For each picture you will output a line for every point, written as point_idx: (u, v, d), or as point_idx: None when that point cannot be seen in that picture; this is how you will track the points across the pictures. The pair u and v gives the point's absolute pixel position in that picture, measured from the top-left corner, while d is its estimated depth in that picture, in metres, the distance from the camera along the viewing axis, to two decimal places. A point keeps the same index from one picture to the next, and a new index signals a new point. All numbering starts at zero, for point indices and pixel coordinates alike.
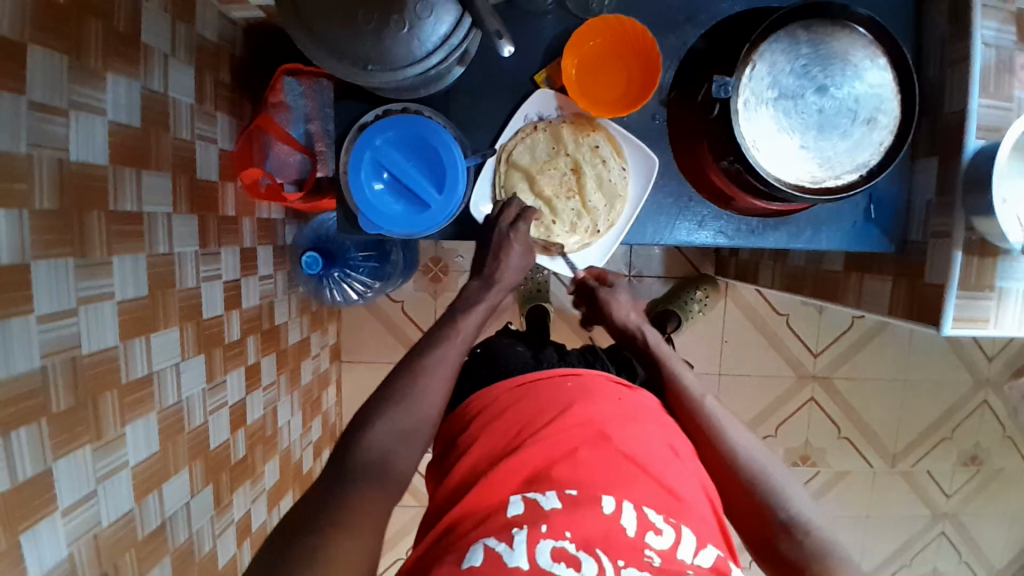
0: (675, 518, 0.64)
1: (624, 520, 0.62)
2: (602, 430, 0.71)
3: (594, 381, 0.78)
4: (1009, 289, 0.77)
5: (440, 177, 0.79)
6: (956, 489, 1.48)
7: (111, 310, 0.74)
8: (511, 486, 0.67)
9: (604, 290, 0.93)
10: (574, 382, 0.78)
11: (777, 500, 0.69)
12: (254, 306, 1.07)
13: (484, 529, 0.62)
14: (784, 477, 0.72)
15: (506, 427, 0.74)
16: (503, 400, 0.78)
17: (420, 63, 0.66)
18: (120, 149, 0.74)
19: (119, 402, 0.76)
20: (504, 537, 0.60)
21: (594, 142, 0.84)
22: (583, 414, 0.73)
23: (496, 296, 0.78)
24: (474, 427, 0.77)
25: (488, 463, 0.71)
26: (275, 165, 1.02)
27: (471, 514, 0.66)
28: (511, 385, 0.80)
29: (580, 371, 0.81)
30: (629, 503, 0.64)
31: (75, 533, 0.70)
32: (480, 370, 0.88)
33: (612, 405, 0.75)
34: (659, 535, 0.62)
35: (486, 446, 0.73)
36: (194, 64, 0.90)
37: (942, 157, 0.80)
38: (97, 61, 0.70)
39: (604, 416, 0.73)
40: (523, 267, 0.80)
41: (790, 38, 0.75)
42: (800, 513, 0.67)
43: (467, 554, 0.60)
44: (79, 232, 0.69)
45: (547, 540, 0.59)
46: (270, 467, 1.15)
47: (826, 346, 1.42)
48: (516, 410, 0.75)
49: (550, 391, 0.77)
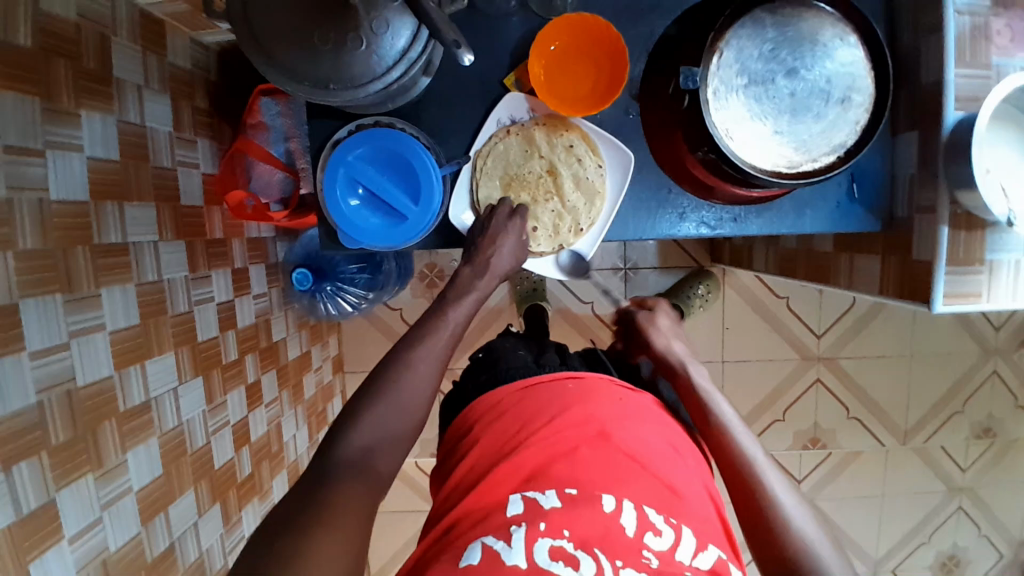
0: (675, 517, 0.64)
1: (623, 520, 0.62)
2: (600, 429, 0.71)
3: (596, 383, 0.78)
4: (999, 262, 0.76)
5: (414, 188, 0.80)
6: (971, 462, 1.46)
7: (103, 341, 0.75)
8: (510, 484, 0.67)
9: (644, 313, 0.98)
10: (575, 384, 0.77)
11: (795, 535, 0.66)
12: (251, 324, 1.09)
13: (481, 529, 0.63)
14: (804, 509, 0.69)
15: (505, 426, 0.73)
16: (504, 401, 0.77)
17: (380, 78, 0.67)
18: (99, 184, 0.76)
19: (118, 431, 0.78)
20: (502, 535, 0.61)
21: (568, 141, 0.84)
22: (582, 414, 0.73)
23: (489, 284, 0.77)
24: (476, 428, 0.77)
25: (487, 464, 0.70)
26: (259, 186, 1.03)
27: (470, 514, 0.66)
28: (513, 386, 0.79)
29: (583, 373, 0.80)
30: (628, 502, 0.64)
31: (83, 559, 0.72)
32: (472, 378, 0.89)
33: (610, 405, 0.75)
34: (659, 536, 0.62)
35: (486, 448, 0.72)
36: (169, 93, 0.91)
37: (921, 130, 0.79)
38: (70, 102, 0.72)
39: (604, 415, 0.73)
40: (515, 257, 0.80)
41: (756, 23, 0.74)
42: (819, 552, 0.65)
43: (464, 553, 0.60)
44: (66, 270, 0.70)
45: (545, 538, 0.60)
46: (278, 482, 1.17)
47: (828, 326, 1.40)
48: (516, 411, 0.75)
49: (551, 392, 0.76)
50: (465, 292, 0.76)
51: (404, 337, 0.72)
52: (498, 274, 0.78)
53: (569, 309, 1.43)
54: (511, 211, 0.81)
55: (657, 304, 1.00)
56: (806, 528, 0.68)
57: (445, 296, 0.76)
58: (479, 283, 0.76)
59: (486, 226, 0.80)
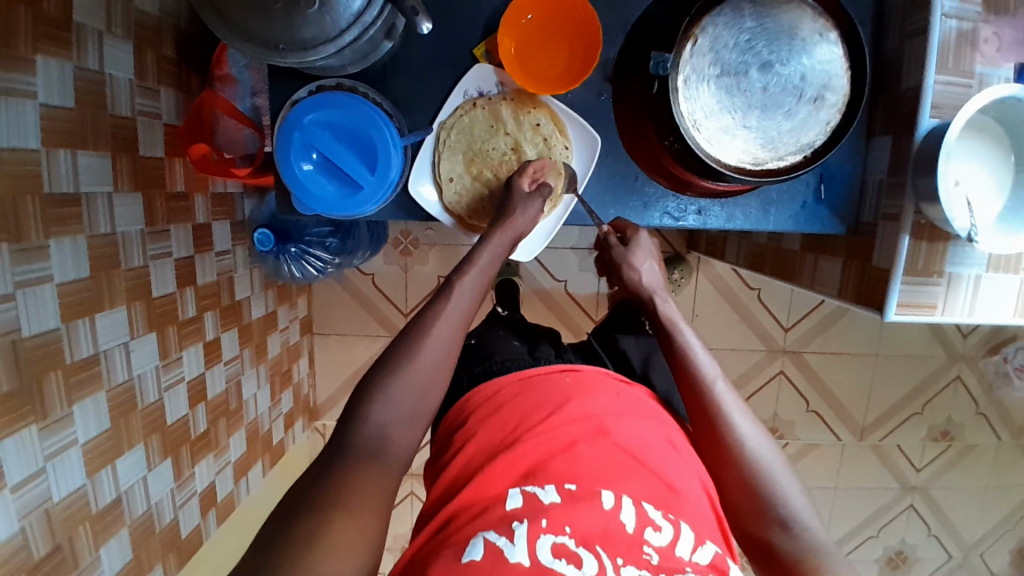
0: (673, 513, 0.62)
1: (622, 516, 0.59)
2: (599, 425, 0.68)
3: (592, 377, 0.75)
4: (958, 275, 0.75)
5: (372, 158, 0.78)
6: (926, 463, 1.48)
7: (51, 293, 0.74)
8: (508, 478, 0.63)
9: (618, 249, 0.80)
10: (572, 378, 0.74)
11: (775, 498, 0.66)
12: (211, 282, 1.08)
13: (481, 523, 0.59)
14: (784, 474, 0.68)
15: (502, 422, 0.70)
16: (502, 394, 0.74)
17: (334, 40, 0.64)
18: (53, 131, 0.73)
19: (64, 382, 0.76)
20: (504, 531, 0.57)
21: (535, 120, 0.82)
22: (579, 409, 0.69)
23: (501, 243, 0.74)
24: (471, 421, 0.73)
25: (483, 459, 0.67)
26: (224, 140, 1.02)
27: (469, 507, 0.62)
28: (513, 378, 0.77)
29: (580, 366, 0.77)
30: (628, 499, 0.61)
31: (26, 508, 0.72)
32: (463, 368, 0.84)
33: (610, 399, 0.72)
34: (658, 532, 0.59)
35: (481, 443, 0.69)
36: (133, 40, 0.87)
37: (895, 134, 0.77)
38: (25, 46, 0.69)
39: (602, 410, 0.70)
40: (533, 221, 0.77)
41: (733, 11, 0.71)
42: (798, 514, 0.66)
43: (466, 548, 0.56)
44: (13, 220, 0.68)
45: (547, 535, 0.56)
46: (235, 439, 1.18)
47: (797, 321, 1.40)
48: (513, 405, 0.72)
49: (548, 387, 0.73)
50: (477, 267, 0.72)
51: (413, 321, 0.69)
52: (516, 233, 0.75)
53: (542, 288, 1.42)
54: (530, 188, 0.78)
55: (636, 234, 0.81)
56: (792, 495, 0.67)
57: (457, 269, 0.72)
58: (485, 255, 0.72)
59: (507, 195, 0.77)
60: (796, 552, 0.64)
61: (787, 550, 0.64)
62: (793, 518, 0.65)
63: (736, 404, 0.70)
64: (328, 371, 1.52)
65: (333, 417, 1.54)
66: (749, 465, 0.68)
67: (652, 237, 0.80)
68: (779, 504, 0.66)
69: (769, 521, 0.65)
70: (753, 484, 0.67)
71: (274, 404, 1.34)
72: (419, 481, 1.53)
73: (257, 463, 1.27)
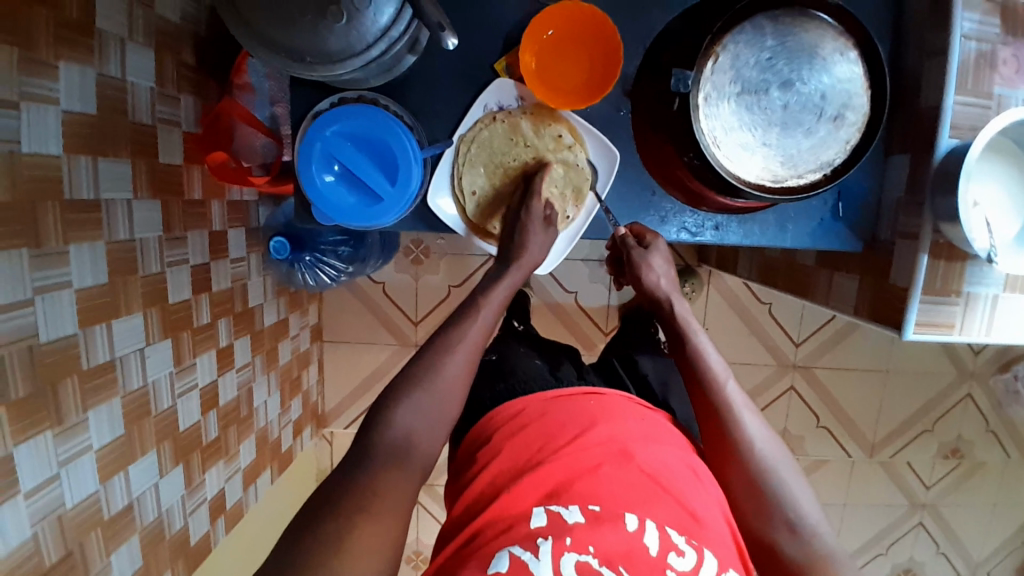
0: (697, 540, 0.61)
1: (645, 539, 0.59)
2: (625, 448, 0.68)
3: (615, 402, 0.75)
4: (976, 294, 0.75)
5: (393, 170, 0.78)
6: (936, 480, 1.47)
7: (69, 299, 0.73)
8: (533, 496, 0.64)
9: (637, 251, 0.80)
10: (597, 402, 0.74)
11: (783, 499, 0.67)
12: (225, 289, 1.08)
13: (507, 538, 0.60)
14: (792, 473, 0.69)
15: (527, 441, 0.70)
16: (527, 413, 0.74)
17: (360, 55, 0.64)
18: (75, 138, 0.73)
19: (80, 388, 0.76)
20: (529, 546, 0.58)
21: (556, 133, 0.83)
22: (605, 432, 0.69)
23: (516, 277, 0.76)
24: (495, 437, 0.73)
25: (509, 478, 0.67)
26: (241, 148, 1.01)
27: (494, 523, 0.63)
28: (539, 398, 0.76)
29: (601, 390, 0.78)
30: (651, 522, 0.61)
31: (39, 514, 0.71)
32: (482, 388, 0.84)
33: (637, 423, 0.72)
34: (681, 557, 0.59)
35: (506, 462, 0.69)
36: (154, 47, 0.87)
37: (914, 153, 0.77)
38: (47, 51, 0.68)
39: (629, 434, 0.70)
40: (545, 249, 0.79)
41: (755, 29, 0.72)
42: (805, 515, 0.66)
43: (492, 560, 0.58)
44: (33, 224, 0.68)
45: (571, 553, 0.57)
46: (245, 446, 1.18)
47: (808, 336, 1.40)
48: (539, 425, 0.72)
49: (573, 410, 0.73)
50: (495, 293, 0.73)
51: (436, 337, 0.69)
52: (529, 266, 0.77)
53: (553, 299, 1.42)
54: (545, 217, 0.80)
55: (654, 239, 0.81)
56: (798, 496, 0.67)
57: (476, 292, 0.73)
58: (501, 291, 0.74)
59: (522, 223, 0.78)
60: (799, 557, 0.64)
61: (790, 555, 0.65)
62: (798, 518, 0.66)
63: (745, 401, 0.71)
64: (337, 379, 1.53)
65: (341, 424, 1.54)
66: (756, 463, 0.69)
67: (667, 245, 0.81)
68: (784, 503, 0.66)
69: (774, 519, 0.66)
70: (759, 482, 0.68)
71: (284, 412, 1.34)
72: (427, 491, 1.52)
73: (265, 470, 1.26)
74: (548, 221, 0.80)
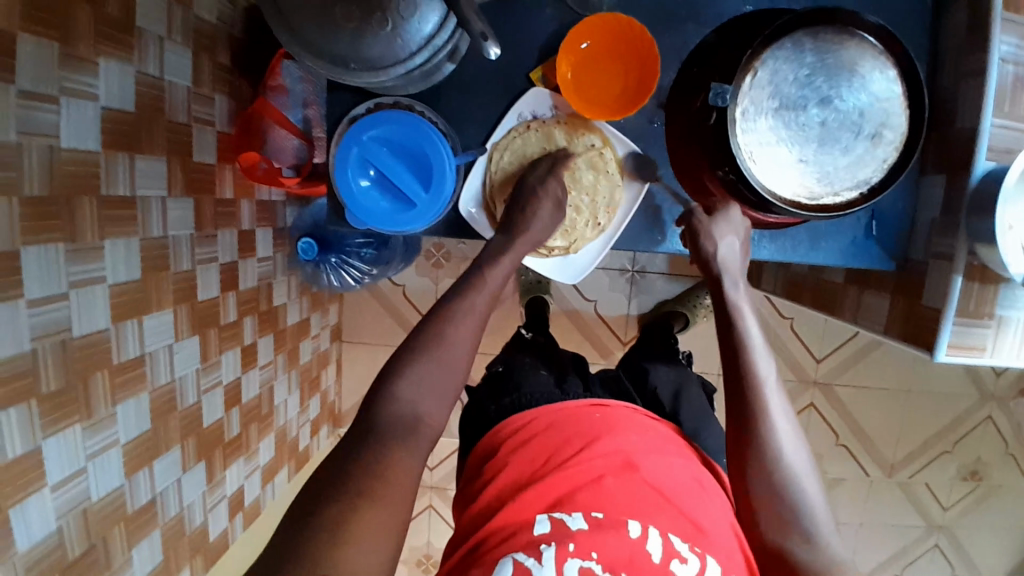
0: (700, 547, 0.61)
1: (648, 546, 0.59)
2: (628, 459, 0.67)
3: (620, 414, 0.75)
4: (1008, 318, 0.74)
5: (426, 175, 0.79)
6: (954, 501, 1.46)
7: (102, 293, 0.74)
8: (538, 506, 0.64)
9: (704, 220, 0.75)
10: (602, 414, 0.74)
11: (805, 512, 0.65)
12: (252, 287, 1.09)
13: (510, 545, 0.60)
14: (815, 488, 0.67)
15: (533, 452, 0.70)
16: (535, 424, 0.74)
17: (403, 63, 0.66)
18: (112, 135, 0.73)
19: (109, 383, 0.77)
20: (532, 552, 0.58)
21: (589, 142, 0.82)
22: (610, 445, 0.69)
23: (520, 250, 0.74)
24: (502, 448, 0.73)
25: (513, 489, 0.67)
26: (275, 149, 1.02)
27: (499, 530, 0.63)
28: (550, 409, 0.76)
29: (608, 402, 0.77)
30: (654, 530, 0.61)
31: (65, 507, 0.72)
32: (494, 395, 0.84)
33: (641, 436, 0.72)
34: (684, 564, 0.59)
35: (511, 475, 0.69)
36: (191, 47, 0.88)
37: (950, 174, 0.76)
38: (89, 48, 0.68)
39: (631, 446, 0.69)
40: (552, 225, 0.77)
41: (794, 46, 0.71)
42: (823, 530, 0.65)
43: (496, 567, 0.59)
44: (70, 219, 0.68)
45: (575, 559, 0.57)
46: (264, 444, 1.18)
47: (829, 353, 1.40)
48: (544, 437, 0.72)
49: (576, 423, 0.73)
50: (488, 282, 0.70)
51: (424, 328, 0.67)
52: (532, 241, 0.75)
53: (572, 307, 1.42)
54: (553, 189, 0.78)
55: (727, 208, 0.76)
56: (819, 512, 0.65)
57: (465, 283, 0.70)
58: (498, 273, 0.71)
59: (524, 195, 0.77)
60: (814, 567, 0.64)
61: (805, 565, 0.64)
62: (815, 529, 0.65)
63: (783, 407, 0.67)
64: (355, 380, 1.53)
65: None
66: (780, 469, 0.66)
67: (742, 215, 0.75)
68: (805, 516, 0.65)
69: (793, 529, 0.65)
70: (781, 489, 0.66)
71: (302, 411, 1.34)
72: (439, 494, 1.52)
73: (282, 469, 1.27)
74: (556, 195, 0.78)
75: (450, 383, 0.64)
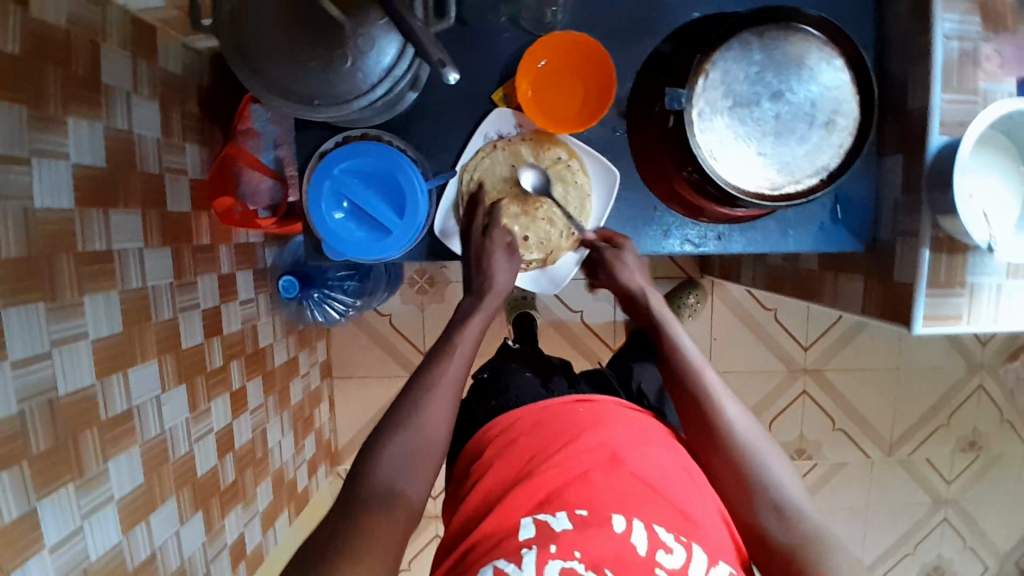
0: (686, 535, 0.61)
1: (633, 539, 0.59)
2: (614, 453, 0.68)
3: (606, 408, 0.75)
4: (979, 286, 0.76)
5: (400, 203, 0.80)
6: (956, 475, 1.47)
7: (86, 349, 0.74)
8: (522, 508, 0.64)
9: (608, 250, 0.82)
10: (586, 409, 0.74)
11: (769, 483, 0.65)
12: (236, 331, 1.09)
13: (495, 552, 0.60)
14: (775, 457, 0.67)
15: (520, 451, 0.70)
16: (519, 425, 0.75)
17: (364, 95, 0.67)
18: (85, 190, 0.74)
19: (100, 439, 0.76)
20: (514, 557, 0.58)
21: (557, 156, 0.84)
22: (594, 439, 0.69)
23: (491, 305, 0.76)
24: (488, 452, 0.74)
25: (501, 490, 0.68)
26: (248, 192, 1.03)
27: (485, 537, 0.63)
28: (532, 409, 0.76)
29: (594, 397, 0.77)
30: (639, 522, 0.61)
31: (64, 569, 0.70)
32: (480, 402, 0.85)
33: (625, 429, 0.72)
34: (670, 554, 0.59)
35: (497, 479, 0.69)
36: (159, 99, 0.89)
37: (908, 152, 0.79)
38: (57, 106, 0.70)
39: (618, 440, 0.69)
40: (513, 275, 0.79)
41: (742, 46, 0.74)
42: (792, 498, 0.64)
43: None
44: (49, 279, 0.68)
45: (556, 561, 0.57)
46: (262, 489, 1.17)
47: (816, 339, 1.42)
48: (531, 436, 0.72)
49: (561, 419, 0.73)
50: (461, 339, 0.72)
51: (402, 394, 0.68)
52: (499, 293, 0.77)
53: (558, 319, 1.43)
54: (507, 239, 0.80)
55: (621, 241, 0.83)
56: (783, 481, 0.65)
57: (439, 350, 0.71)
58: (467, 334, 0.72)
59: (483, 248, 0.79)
60: (793, 540, 0.62)
61: (782, 539, 0.63)
62: (783, 500, 0.64)
63: (720, 385, 0.69)
64: (349, 414, 1.53)
65: None
66: (732, 444, 0.67)
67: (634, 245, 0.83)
68: (770, 487, 0.64)
69: (761, 502, 0.64)
70: (739, 465, 0.66)
71: (298, 451, 1.33)
72: None
73: (282, 512, 1.25)
74: (510, 246, 0.80)
75: (433, 438, 0.65)
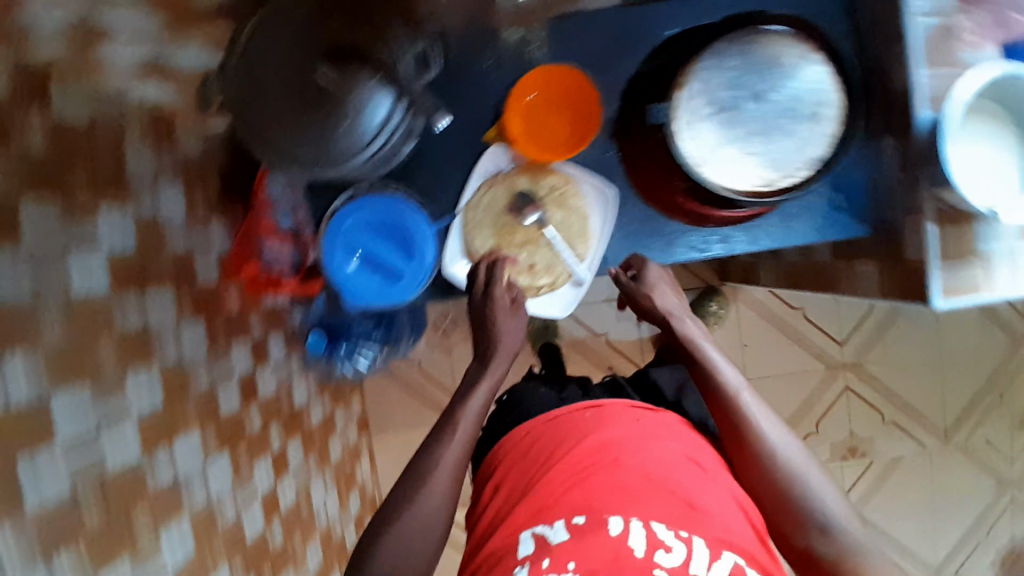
0: (686, 530, 0.66)
1: (630, 541, 0.65)
2: (614, 456, 0.74)
3: (612, 411, 0.80)
4: (992, 253, 0.74)
5: (407, 247, 0.86)
6: (1019, 455, 1.41)
7: (132, 424, 0.77)
8: (525, 519, 0.71)
9: (635, 284, 0.85)
10: (592, 413, 0.80)
11: (812, 501, 0.73)
12: (272, 394, 1.13)
13: (506, 564, 0.68)
14: (814, 473, 0.75)
15: (526, 465, 0.78)
16: (528, 435, 0.81)
17: (361, 151, 0.71)
18: (119, 274, 0.79)
19: (151, 512, 0.79)
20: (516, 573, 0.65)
21: (552, 183, 0.88)
22: (597, 443, 0.75)
23: (499, 368, 0.80)
24: (503, 461, 0.81)
25: (512, 502, 0.75)
26: (272, 258, 1.09)
27: (500, 548, 0.71)
28: (540, 419, 0.83)
29: (603, 401, 0.82)
30: (637, 522, 0.66)
31: None
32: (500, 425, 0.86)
33: (626, 428, 0.77)
34: (669, 552, 0.64)
35: (509, 489, 0.77)
36: (182, 181, 0.95)
37: (897, 134, 0.80)
38: (86, 198, 0.73)
39: (618, 441, 0.75)
40: (519, 332, 0.81)
41: (717, 54, 0.77)
42: (833, 513, 0.72)
43: None
44: (92, 361, 0.72)
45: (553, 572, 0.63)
46: (311, 549, 1.18)
47: (849, 334, 1.39)
48: (538, 447, 0.79)
49: (569, 425, 0.79)
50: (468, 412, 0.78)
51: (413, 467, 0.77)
52: (511, 351, 0.81)
53: (582, 345, 1.44)
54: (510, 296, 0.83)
55: (644, 267, 0.86)
56: (824, 496, 0.73)
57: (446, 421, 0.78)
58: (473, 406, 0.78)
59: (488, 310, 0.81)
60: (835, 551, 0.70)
61: (826, 551, 0.71)
62: (826, 516, 0.72)
63: (763, 411, 0.76)
64: (390, 466, 1.54)
65: None
66: (777, 467, 0.75)
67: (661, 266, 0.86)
68: (813, 506, 0.72)
69: (806, 521, 0.72)
70: (783, 485, 0.74)
71: (344, 508, 1.35)
72: None
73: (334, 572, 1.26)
74: (514, 302, 0.82)
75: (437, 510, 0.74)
